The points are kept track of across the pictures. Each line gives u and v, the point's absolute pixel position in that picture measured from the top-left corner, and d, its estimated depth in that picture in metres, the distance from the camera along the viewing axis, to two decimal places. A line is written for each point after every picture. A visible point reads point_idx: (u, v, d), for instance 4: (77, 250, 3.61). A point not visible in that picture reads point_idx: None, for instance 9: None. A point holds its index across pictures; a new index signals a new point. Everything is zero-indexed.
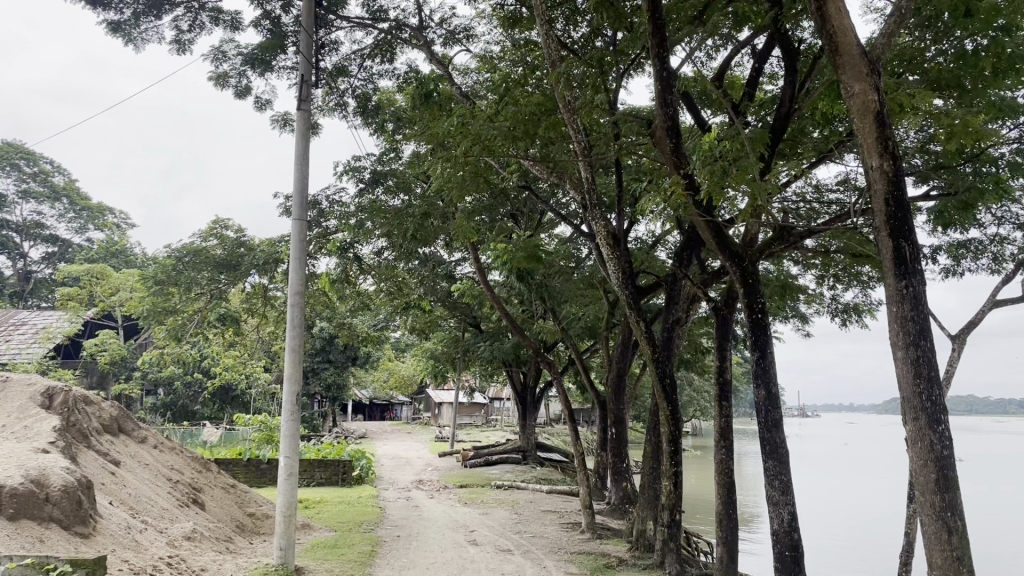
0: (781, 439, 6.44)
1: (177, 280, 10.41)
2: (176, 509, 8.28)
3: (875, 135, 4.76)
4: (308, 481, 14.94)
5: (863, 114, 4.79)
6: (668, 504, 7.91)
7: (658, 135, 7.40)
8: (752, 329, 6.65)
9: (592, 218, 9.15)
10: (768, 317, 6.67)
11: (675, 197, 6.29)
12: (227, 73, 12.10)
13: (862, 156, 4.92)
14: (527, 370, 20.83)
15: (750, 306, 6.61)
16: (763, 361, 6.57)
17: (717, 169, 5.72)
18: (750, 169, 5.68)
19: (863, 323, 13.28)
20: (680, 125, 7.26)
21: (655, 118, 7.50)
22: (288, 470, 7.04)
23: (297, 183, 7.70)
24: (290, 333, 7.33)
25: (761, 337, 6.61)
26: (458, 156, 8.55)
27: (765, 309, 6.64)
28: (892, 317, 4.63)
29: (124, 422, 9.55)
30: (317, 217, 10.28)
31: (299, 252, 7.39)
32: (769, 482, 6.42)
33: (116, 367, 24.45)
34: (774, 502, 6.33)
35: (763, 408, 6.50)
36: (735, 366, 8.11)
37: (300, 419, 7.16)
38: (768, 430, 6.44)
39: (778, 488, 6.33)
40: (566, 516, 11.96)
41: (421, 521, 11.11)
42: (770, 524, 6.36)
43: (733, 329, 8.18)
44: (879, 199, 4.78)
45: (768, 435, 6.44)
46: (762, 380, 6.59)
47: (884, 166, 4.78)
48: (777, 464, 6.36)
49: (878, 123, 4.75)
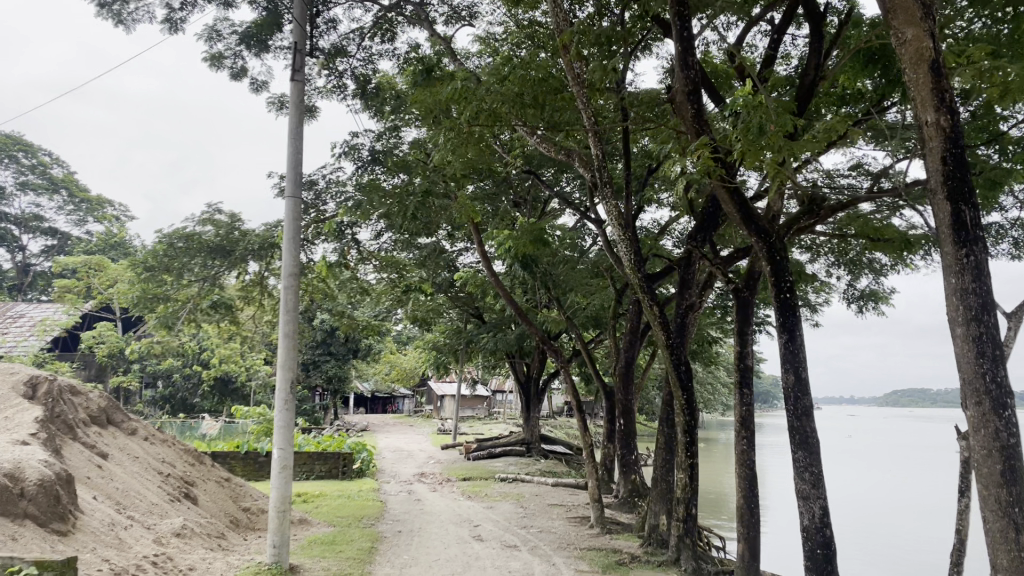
0: (811, 429, 6.03)
1: (168, 266, 9.98)
2: (166, 505, 7.88)
3: (930, 86, 4.35)
4: (307, 475, 14.54)
5: (916, 64, 4.39)
6: (683, 498, 7.51)
7: (678, 100, 6.99)
8: (781, 310, 6.23)
9: (602, 197, 8.68)
10: (798, 297, 6.26)
11: (702, 162, 5.79)
12: (223, 54, 11.66)
13: (913, 111, 4.50)
14: (531, 361, 20.42)
15: (778, 284, 6.20)
16: (792, 346, 6.14)
17: (753, 126, 5.24)
18: (787, 126, 5.26)
19: (879, 310, 12.84)
20: (701, 90, 6.84)
21: (675, 82, 7.16)
22: (282, 463, 6.59)
23: (291, 162, 7.20)
24: (284, 319, 6.86)
25: (790, 319, 6.18)
26: (462, 124, 8.02)
27: (793, 288, 6.24)
28: (949, 287, 4.27)
29: (113, 413, 9.13)
30: (314, 198, 9.75)
31: (293, 232, 6.94)
32: (798, 475, 6.02)
33: (113, 360, 24.11)
34: (805, 496, 5.94)
35: (792, 396, 6.10)
36: (756, 352, 7.73)
37: (294, 407, 6.73)
38: (798, 418, 6.03)
39: (808, 481, 5.94)
40: (574, 510, 11.57)
41: (424, 516, 10.73)
42: (799, 520, 5.95)
43: (755, 314, 7.84)
44: (934, 157, 4.36)
45: (798, 423, 6.04)
46: (791, 364, 6.18)
47: (940, 121, 4.37)
48: (807, 455, 5.97)
49: (933, 72, 4.34)
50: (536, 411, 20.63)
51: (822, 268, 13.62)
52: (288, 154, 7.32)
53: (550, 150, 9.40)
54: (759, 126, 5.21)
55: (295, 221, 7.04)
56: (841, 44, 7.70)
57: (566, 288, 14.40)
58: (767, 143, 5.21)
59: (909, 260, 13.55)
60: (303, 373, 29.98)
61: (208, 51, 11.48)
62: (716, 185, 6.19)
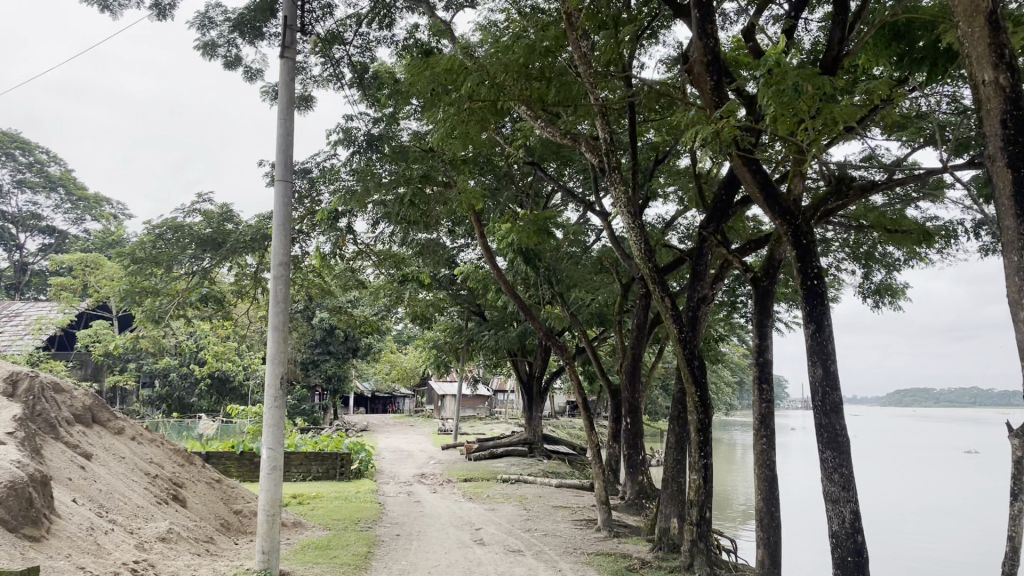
0: (840, 426, 5.68)
1: (157, 258, 9.52)
2: (153, 507, 7.51)
3: (988, 42, 4.17)
4: (304, 475, 14.16)
5: (972, 17, 4.21)
6: (696, 501, 7.12)
7: (696, 71, 6.75)
8: (806, 300, 5.89)
9: (611, 184, 8.25)
10: (825, 285, 5.93)
11: (727, 130, 5.38)
12: (216, 42, 11.19)
13: (968, 69, 4.34)
14: (534, 359, 20.03)
15: (804, 270, 5.89)
16: (819, 338, 5.78)
17: (786, 88, 4.81)
18: (822, 88, 4.90)
19: (896, 305, 12.46)
20: (720, 58, 6.62)
21: (691, 51, 6.91)
22: (272, 464, 6.16)
23: (280, 143, 6.57)
24: (275, 311, 6.42)
25: (817, 308, 5.83)
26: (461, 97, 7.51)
27: (820, 275, 5.91)
28: (1012, 262, 4.12)
29: (99, 412, 8.74)
30: (308, 186, 9.31)
31: (283, 220, 6.45)
32: (827, 476, 5.65)
33: (110, 359, 23.78)
34: (834, 500, 5.57)
35: (819, 391, 5.73)
36: (776, 346, 7.37)
37: (285, 405, 6.30)
38: (826, 415, 5.69)
39: (838, 483, 5.57)
40: (579, 513, 11.18)
41: (423, 519, 10.34)
42: (828, 525, 5.57)
43: (773, 304, 7.52)
44: (992, 120, 4.20)
45: (826, 421, 5.69)
46: (818, 358, 5.84)
47: (998, 80, 4.19)
48: (836, 455, 5.61)
49: (991, 27, 4.15)
50: (539, 410, 20.22)
51: (833, 263, 13.25)
52: (277, 134, 6.68)
53: (554, 135, 8.86)
54: (793, 89, 4.84)
55: (284, 209, 6.54)
56: (862, 21, 7.36)
57: (570, 284, 14.02)
58: (802, 107, 4.87)
59: (922, 254, 13.20)
60: (303, 372, 29.59)
61: (201, 39, 10.99)
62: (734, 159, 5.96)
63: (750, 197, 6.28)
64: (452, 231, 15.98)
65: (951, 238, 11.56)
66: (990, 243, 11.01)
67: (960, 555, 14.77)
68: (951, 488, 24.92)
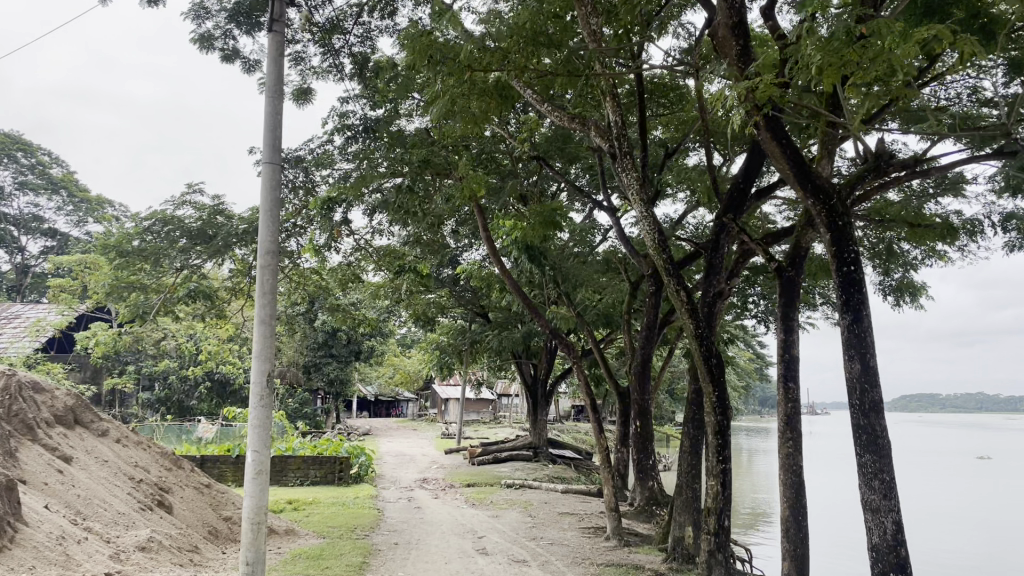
0: (881, 426, 5.28)
1: (145, 252, 9.10)
2: (135, 514, 7.06)
3: None
4: (302, 480, 13.73)
5: None
6: (713, 508, 6.66)
7: (721, 35, 6.48)
8: (844, 287, 5.58)
9: (622, 170, 7.76)
10: (863, 271, 5.63)
11: (765, 87, 4.98)
12: (212, 34, 10.47)
13: None
14: (539, 360, 19.58)
15: (841, 255, 5.59)
16: (858, 329, 5.40)
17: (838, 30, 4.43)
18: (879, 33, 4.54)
19: (917, 303, 12.01)
20: (748, 23, 6.37)
21: (716, 14, 6.60)
22: (257, 468, 5.66)
23: (266, 125, 6.07)
24: (260, 304, 5.90)
25: (855, 297, 5.48)
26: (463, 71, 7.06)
27: (857, 259, 5.62)
28: None
29: (82, 413, 8.30)
30: (296, 172, 8.81)
31: (270, 208, 5.92)
32: (867, 484, 5.26)
33: (108, 360, 23.37)
34: (874, 509, 5.18)
35: (859, 389, 5.34)
36: (802, 337, 7.01)
37: (272, 404, 5.78)
38: (865, 416, 5.29)
39: (878, 491, 5.17)
40: (586, 520, 10.71)
41: (424, 526, 9.89)
42: (867, 537, 5.19)
43: (800, 295, 7.15)
44: None
45: (866, 421, 5.30)
46: (856, 350, 5.43)
47: None
48: (876, 461, 5.21)
49: None
50: (544, 414, 19.72)
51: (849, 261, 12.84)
52: (264, 115, 6.15)
53: (561, 119, 8.41)
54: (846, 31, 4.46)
55: (270, 196, 6.01)
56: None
57: (577, 283, 13.57)
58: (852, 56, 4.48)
59: (941, 251, 12.80)
60: (305, 375, 29.12)
61: (197, 30, 10.23)
62: (760, 125, 5.68)
63: (780, 175, 5.96)
64: (456, 228, 15.50)
65: (976, 234, 11.08)
66: (1016, 239, 10.54)
67: (978, 562, 14.32)
68: (964, 495, 24.35)
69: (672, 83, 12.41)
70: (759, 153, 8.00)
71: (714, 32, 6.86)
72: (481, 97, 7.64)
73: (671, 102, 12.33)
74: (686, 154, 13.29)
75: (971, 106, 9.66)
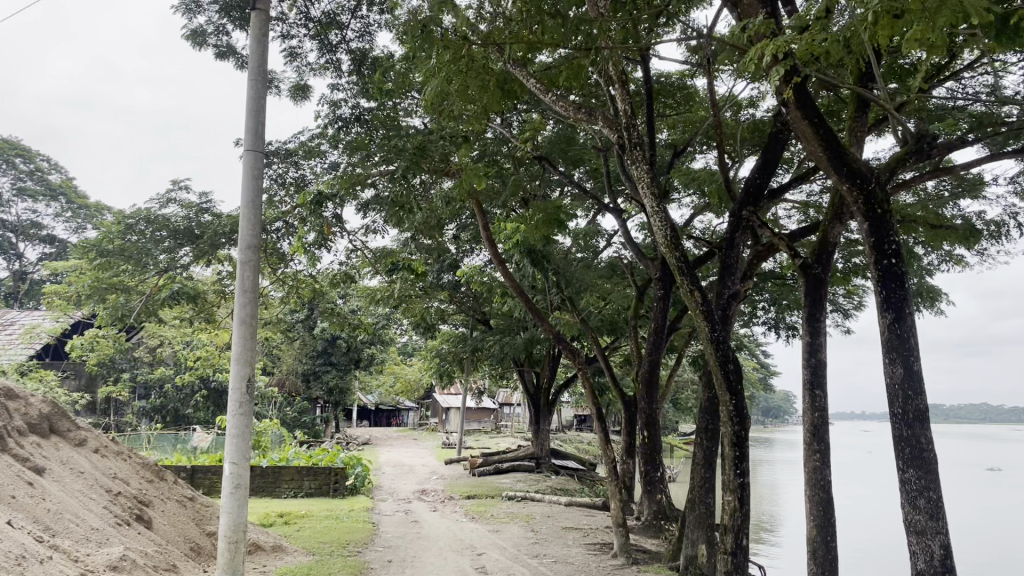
0: (925, 437, 5.00)
1: (126, 251, 8.62)
2: (110, 530, 6.59)
3: None
4: (296, 491, 13.26)
5: None
6: (731, 527, 6.18)
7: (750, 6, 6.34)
8: (885, 281, 5.35)
9: (631, 162, 7.31)
10: (905, 264, 5.39)
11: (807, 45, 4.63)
12: (204, 30, 9.20)
13: None
14: (542, 368, 19.12)
15: (881, 246, 5.38)
16: (900, 330, 5.16)
17: None
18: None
19: (938, 309, 11.60)
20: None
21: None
22: (235, 482, 5.24)
23: (250, 107, 5.70)
24: (239, 302, 5.47)
25: (897, 295, 5.25)
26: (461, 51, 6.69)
27: (898, 252, 5.39)
28: None
29: (57, 421, 7.83)
30: (285, 166, 8.53)
31: (251, 200, 5.51)
32: (911, 504, 4.98)
33: (102, 368, 22.82)
34: (920, 531, 4.89)
35: (902, 397, 5.08)
36: (830, 336, 6.72)
37: (252, 412, 5.34)
38: (910, 426, 5.02)
39: (924, 511, 4.89)
40: (592, 535, 10.26)
41: (420, 541, 9.41)
42: (913, 562, 4.89)
43: (827, 293, 6.87)
44: None
45: (910, 431, 5.03)
46: (899, 354, 5.17)
47: None
48: (922, 477, 4.93)
49: None
50: (546, 423, 19.22)
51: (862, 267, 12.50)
52: (246, 100, 5.78)
53: (566, 109, 7.99)
54: None
55: (252, 187, 5.58)
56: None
57: (581, 287, 13.11)
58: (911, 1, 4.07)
59: (958, 256, 12.39)
60: (303, 384, 28.58)
61: (189, 23, 9.03)
62: (790, 97, 5.66)
63: (811, 157, 5.87)
64: (457, 232, 15.04)
65: (1000, 236, 10.61)
66: None
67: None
68: (976, 507, 23.76)
69: (679, 83, 12.04)
70: (775, 148, 7.67)
71: (744, 8, 6.61)
72: (478, 78, 7.23)
73: (678, 104, 11.99)
74: (694, 156, 12.89)
75: (991, 104, 9.18)
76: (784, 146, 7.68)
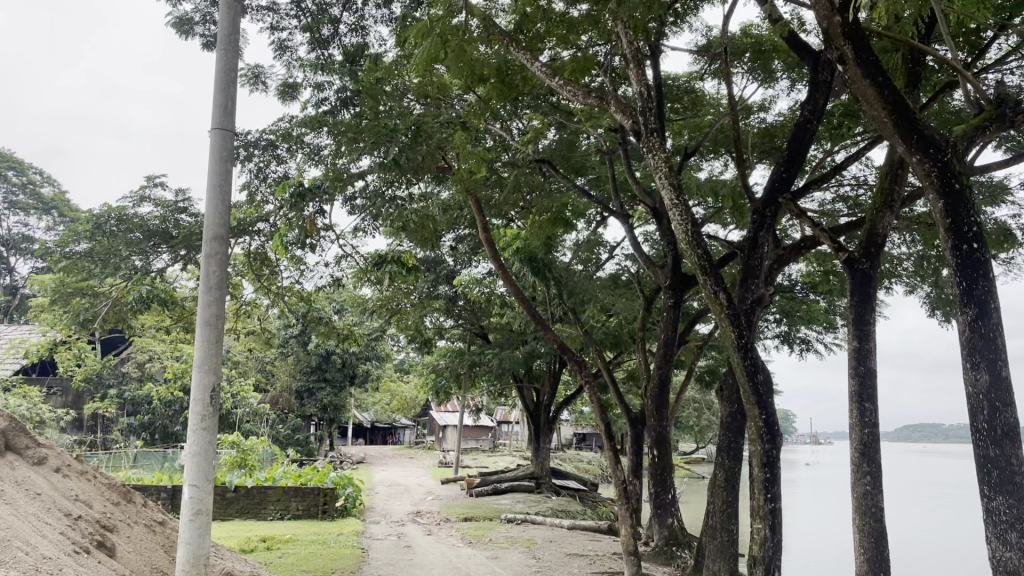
0: (1014, 459, 4.47)
1: (93, 253, 7.93)
2: (65, 558, 5.88)
3: None
4: (282, 513, 12.53)
5: None
6: (762, 556, 5.49)
7: None
8: (966, 269, 4.80)
9: (648, 151, 6.68)
10: (989, 249, 4.84)
11: None
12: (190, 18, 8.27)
13: None
14: (542, 384, 18.45)
15: (960, 229, 4.84)
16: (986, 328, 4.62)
17: None
18: None
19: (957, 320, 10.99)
20: None
21: None
22: (195, 507, 4.69)
23: (219, 79, 5.25)
24: (203, 301, 4.94)
25: (979, 286, 4.71)
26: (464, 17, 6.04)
27: (979, 235, 4.84)
28: None
29: (15, 435, 7.14)
30: (267, 159, 7.91)
31: (218, 183, 5.05)
32: (1001, 539, 4.39)
33: (88, 383, 22.00)
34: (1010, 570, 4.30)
35: (988, 408, 4.57)
36: (878, 338, 6.15)
37: (215, 425, 4.77)
38: (999, 445, 4.50)
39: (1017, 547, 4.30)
40: (600, 562, 9.55)
41: (412, 569, 8.68)
42: None
43: (875, 291, 6.34)
44: None
45: (997, 450, 4.52)
46: (984, 358, 4.63)
47: None
48: (1012, 506, 4.38)
49: None
50: (546, 441, 18.50)
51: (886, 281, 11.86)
52: (217, 73, 5.30)
53: (575, 94, 7.11)
54: None
55: (218, 168, 5.11)
56: None
57: (585, 298, 12.45)
58: None
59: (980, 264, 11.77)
60: (297, 401, 27.82)
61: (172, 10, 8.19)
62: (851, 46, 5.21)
63: (873, 125, 5.35)
64: (455, 243, 14.42)
65: None
66: None
67: None
68: None
69: (686, 86, 11.48)
70: (801, 138, 7.07)
71: None
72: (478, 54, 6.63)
73: (686, 106, 11.42)
74: (703, 162, 12.27)
75: None
76: (812, 137, 7.10)
